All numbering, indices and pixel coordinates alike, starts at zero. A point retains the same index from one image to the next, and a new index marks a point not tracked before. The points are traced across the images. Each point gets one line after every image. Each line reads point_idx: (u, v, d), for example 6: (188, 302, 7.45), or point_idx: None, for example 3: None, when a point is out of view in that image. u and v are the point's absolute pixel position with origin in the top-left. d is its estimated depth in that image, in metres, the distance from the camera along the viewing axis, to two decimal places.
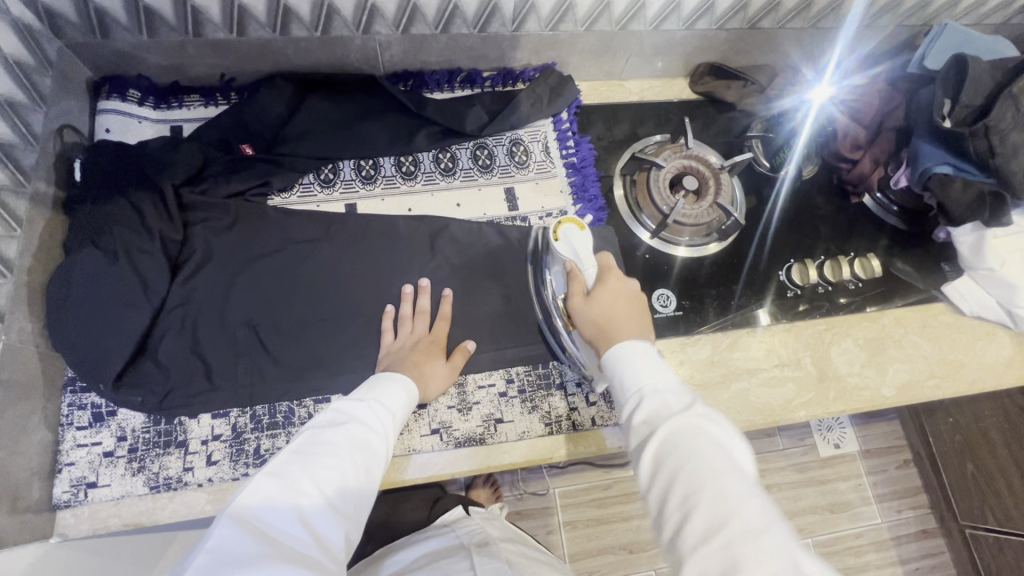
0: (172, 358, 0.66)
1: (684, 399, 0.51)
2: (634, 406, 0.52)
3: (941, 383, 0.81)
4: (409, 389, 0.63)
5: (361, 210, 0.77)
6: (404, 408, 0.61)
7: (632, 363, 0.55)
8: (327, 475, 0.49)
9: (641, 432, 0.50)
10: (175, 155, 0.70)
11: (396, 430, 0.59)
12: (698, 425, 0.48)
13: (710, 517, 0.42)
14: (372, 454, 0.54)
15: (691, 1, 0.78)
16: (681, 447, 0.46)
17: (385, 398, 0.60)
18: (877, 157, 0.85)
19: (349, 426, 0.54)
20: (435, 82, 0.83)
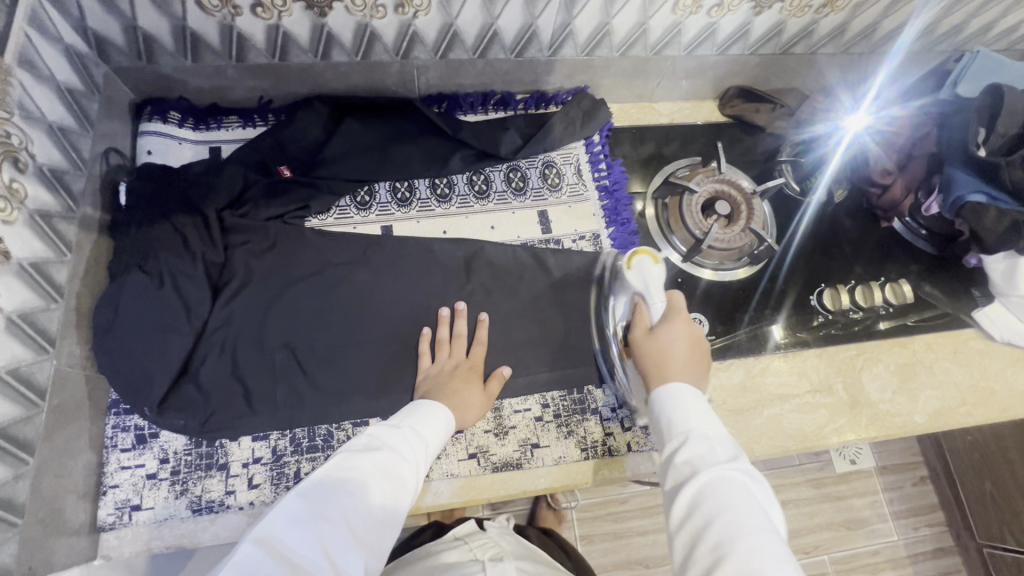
0: (213, 380, 0.66)
1: (732, 450, 0.51)
2: (677, 445, 0.52)
3: (972, 410, 0.81)
4: (444, 417, 0.63)
5: (397, 232, 0.78)
6: (439, 437, 0.62)
7: (685, 405, 0.55)
8: (353, 501, 0.49)
9: (679, 473, 0.50)
10: (216, 178, 0.71)
11: (429, 459, 0.59)
12: (743, 481, 0.47)
13: (741, 572, 0.42)
14: (400, 481, 0.53)
15: (727, 28, 0.79)
16: (722, 497, 0.46)
17: (420, 426, 0.60)
18: (909, 183, 0.85)
19: (381, 451, 0.54)
20: (469, 105, 0.84)
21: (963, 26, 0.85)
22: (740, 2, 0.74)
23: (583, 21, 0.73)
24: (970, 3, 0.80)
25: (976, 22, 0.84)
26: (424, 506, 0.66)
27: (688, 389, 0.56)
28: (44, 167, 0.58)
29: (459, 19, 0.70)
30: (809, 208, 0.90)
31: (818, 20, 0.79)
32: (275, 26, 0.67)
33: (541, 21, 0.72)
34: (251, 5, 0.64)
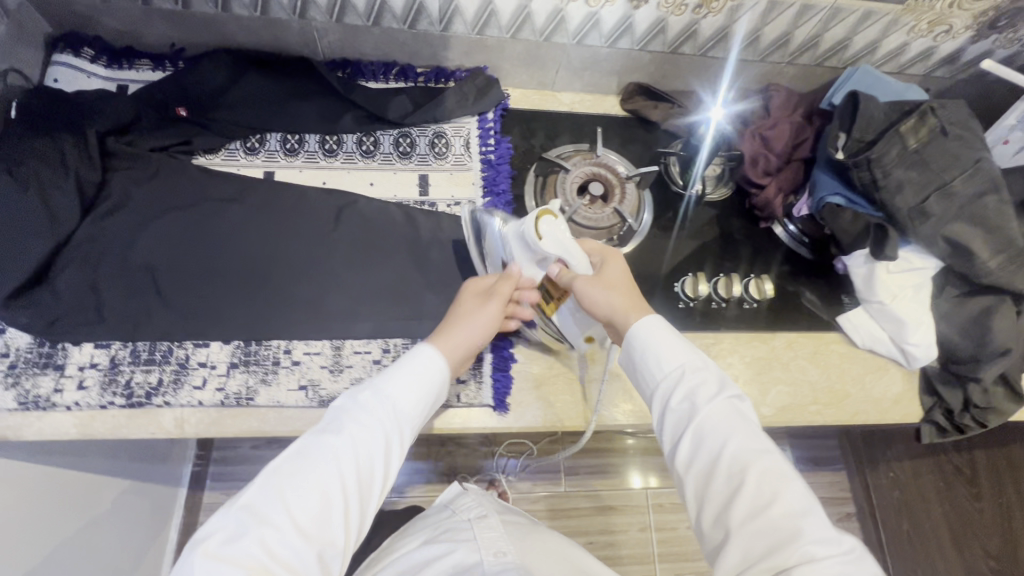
0: (67, 288, 0.70)
1: (721, 382, 0.60)
2: (675, 386, 0.61)
3: (823, 409, 0.82)
4: (433, 364, 0.64)
5: (278, 178, 0.82)
6: (426, 396, 0.63)
7: (669, 351, 0.62)
8: (297, 501, 0.53)
9: (681, 411, 0.60)
10: (107, 106, 0.76)
11: (408, 420, 0.61)
12: (737, 411, 0.58)
13: (757, 496, 0.53)
14: (360, 457, 0.57)
15: (609, 20, 0.83)
16: (724, 427, 0.57)
17: (383, 390, 0.61)
18: (782, 186, 0.88)
19: (330, 434, 0.57)
20: (371, 73, 0.89)
21: (846, 43, 0.89)
22: None
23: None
24: (847, 18, 0.84)
25: (858, 40, 0.88)
26: (248, 430, 0.68)
27: (658, 322, 0.64)
28: None
29: None
30: (690, 201, 0.92)
31: (699, 20, 0.84)
32: None
33: None
34: None
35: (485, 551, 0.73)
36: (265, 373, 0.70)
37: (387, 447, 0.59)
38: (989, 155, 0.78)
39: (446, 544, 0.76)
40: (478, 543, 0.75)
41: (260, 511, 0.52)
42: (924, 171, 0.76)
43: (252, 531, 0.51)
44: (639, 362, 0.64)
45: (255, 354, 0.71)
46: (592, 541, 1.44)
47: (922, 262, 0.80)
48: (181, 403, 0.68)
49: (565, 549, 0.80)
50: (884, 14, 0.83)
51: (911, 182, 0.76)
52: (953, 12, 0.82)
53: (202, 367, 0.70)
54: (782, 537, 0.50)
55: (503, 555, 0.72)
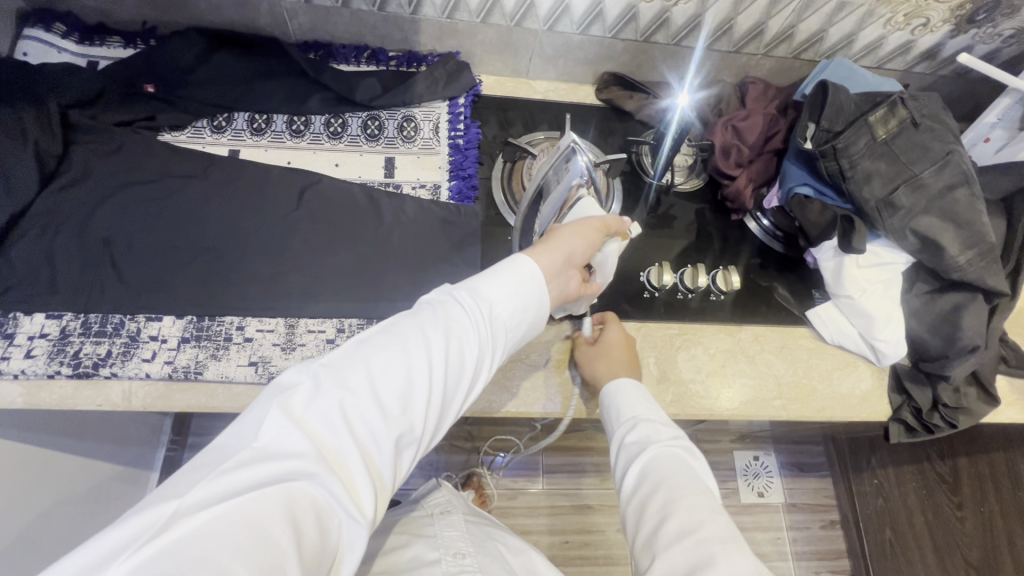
0: (22, 257, 0.70)
1: (674, 431, 0.62)
2: (629, 429, 0.63)
3: (787, 404, 0.79)
4: (536, 273, 0.58)
5: (243, 156, 0.82)
6: (525, 307, 0.57)
7: (627, 397, 0.66)
8: (382, 376, 0.47)
9: (630, 452, 0.61)
10: (71, 79, 0.76)
11: (500, 322, 0.55)
12: (684, 454, 0.59)
13: (684, 524, 0.52)
14: (452, 347, 0.51)
15: (580, 6, 0.83)
16: (667, 465, 0.57)
17: (485, 290, 0.55)
18: (752, 178, 0.87)
19: (425, 317, 0.52)
20: (342, 56, 0.89)
21: (821, 35, 0.88)
22: None
23: None
24: (821, 9, 0.83)
25: (833, 32, 0.87)
26: (195, 405, 0.68)
27: (628, 382, 0.68)
28: None
29: None
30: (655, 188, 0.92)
31: (670, 8, 0.83)
32: None
33: None
34: None
35: (440, 550, 0.67)
36: (217, 348, 0.70)
37: (481, 351, 0.53)
38: (962, 150, 0.76)
39: (401, 540, 0.71)
40: (435, 541, 0.70)
41: (341, 377, 0.46)
42: (893, 162, 0.75)
43: (332, 390, 0.45)
44: (605, 409, 0.68)
45: (207, 330, 0.71)
46: (569, 541, 1.42)
47: (892, 257, 0.78)
48: (128, 375, 0.67)
49: (528, 550, 0.75)
50: (858, 5, 0.82)
51: (880, 174, 0.75)
52: (929, 5, 0.81)
53: (153, 340, 0.69)
54: (700, 561, 0.49)
55: (462, 555, 0.66)
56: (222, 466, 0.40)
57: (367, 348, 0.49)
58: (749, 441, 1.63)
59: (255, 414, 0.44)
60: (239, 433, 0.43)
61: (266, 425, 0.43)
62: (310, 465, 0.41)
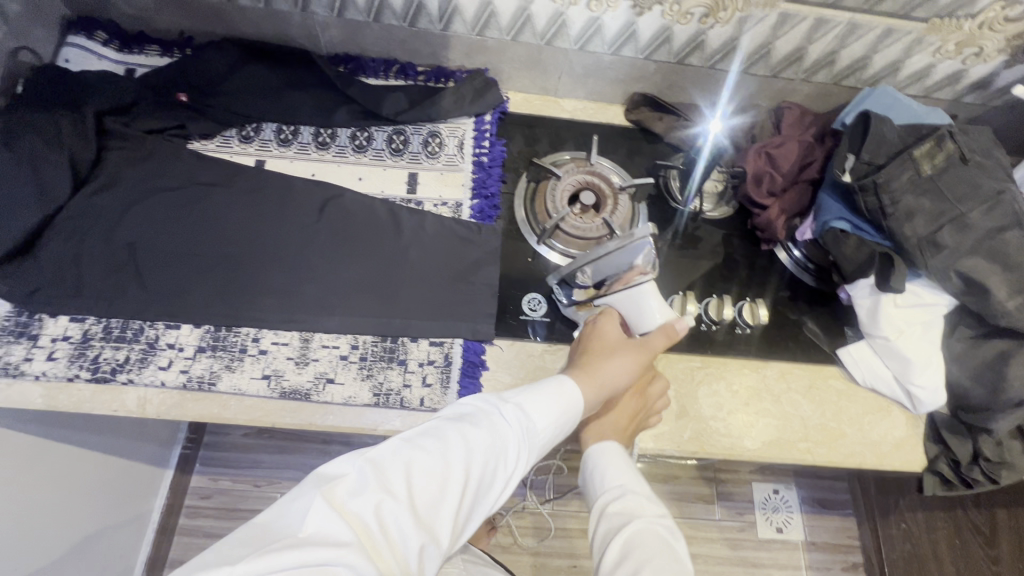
0: (51, 259, 0.71)
1: (658, 509, 0.62)
2: (611, 500, 0.63)
3: (813, 448, 0.75)
4: (569, 394, 0.61)
5: (268, 167, 0.83)
6: (560, 421, 0.59)
7: (612, 467, 0.67)
8: (422, 480, 0.49)
9: (614, 521, 0.61)
10: (109, 87, 0.78)
11: (535, 434, 0.57)
12: (664, 532, 0.59)
13: None
14: (486, 456, 0.53)
15: (612, 26, 0.81)
16: (650, 541, 0.58)
17: (529, 407, 0.58)
18: (786, 208, 0.83)
19: (466, 424, 0.54)
20: (371, 69, 0.89)
21: (864, 62, 0.84)
22: None
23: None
24: (865, 35, 0.79)
25: (877, 59, 0.84)
26: (207, 417, 0.68)
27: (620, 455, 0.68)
28: None
29: None
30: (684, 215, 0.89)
31: (705, 30, 0.81)
32: None
33: None
34: None
35: None
36: (232, 360, 0.70)
37: (512, 464, 0.55)
38: (1015, 189, 0.71)
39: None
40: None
41: (385, 473, 0.49)
42: (937, 200, 0.70)
43: (379, 487, 0.47)
44: (588, 473, 0.68)
45: (223, 340, 0.71)
46: (577, 565, 1.38)
47: (934, 298, 0.74)
48: (145, 382, 0.67)
49: None
50: (905, 33, 0.78)
51: (923, 211, 0.70)
52: (982, 33, 0.77)
53: (170, 348, 0.70)
54: None
55: None
56: (266, 546, 0.42)
57: (413, 446, 0.51)
58: (769, 473, 1.57)
59: (300, 496, 0.46)
60: (286, 510, 0.45)
61: (310, 511, 0.44)
62: (350, 555, 0.42)
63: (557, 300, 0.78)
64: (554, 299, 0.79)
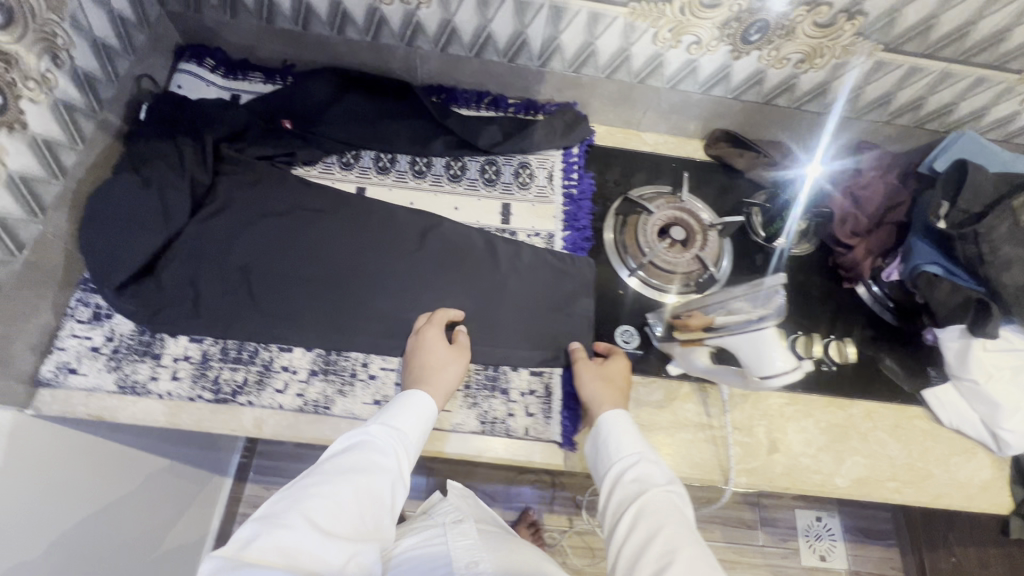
0: (172, 280, 0.74)
1: (668, 474, 0.63)
2: (627, 467, 0.64)
3: (901, 487, 0.77)
4: (423, 400, 0.67)
5: (369, 195, 0.85)
6: (413, 425, 0.65)
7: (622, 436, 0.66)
8: (315, 508, 0.54)
9: (628, 490, 0.62)
10: (224, 116, 0.81)
11: (409, 445, 0.63)
12: (674, 496, 0.60)
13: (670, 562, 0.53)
14: (371, 472, 0.59)
15: (708, 68, 0.84)
16: (665, 506, 0.59)
17: (392, 421, 0.64)
18: (872, 248, 0.85)
19: (345, 457, 0.60)
20: (463, 100, 0.91)
21: (950, 108, 0.86)
22: (718, 43, 0.79)
23: (569, 37, 0.80)
24: (957, 84, 0.81)
25: (964, 106, 0.85)
26: (323, 440, 0.70)
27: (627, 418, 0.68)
28: (80, 70, 0.68)
29: (456, 16, 0.79)
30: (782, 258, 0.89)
31: (799, 75, 0.83)
32: None
33: (530, 30, 0.80)
34: None
35: None
36: (344, 384, 0.72)
37: (397, 477, 0.61)
38: None
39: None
40: None
41: (282, 513, 0.53)
42: None
43: (271, 527, 0.51)
44: (599, 444, 0.67)
45: (334, 364, 0.73)
46: None
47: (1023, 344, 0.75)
48: (263, 404, 0.70)
49: None
50: (998, 83, 0.80)
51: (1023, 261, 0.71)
52: None
53: (285, 371, 0.72)
54: None
55: None
56: None
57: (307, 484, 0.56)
58: (812, 499, 1.57)
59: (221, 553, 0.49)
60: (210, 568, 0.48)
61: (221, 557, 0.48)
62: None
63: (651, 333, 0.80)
64: (648, 333, 0.81)
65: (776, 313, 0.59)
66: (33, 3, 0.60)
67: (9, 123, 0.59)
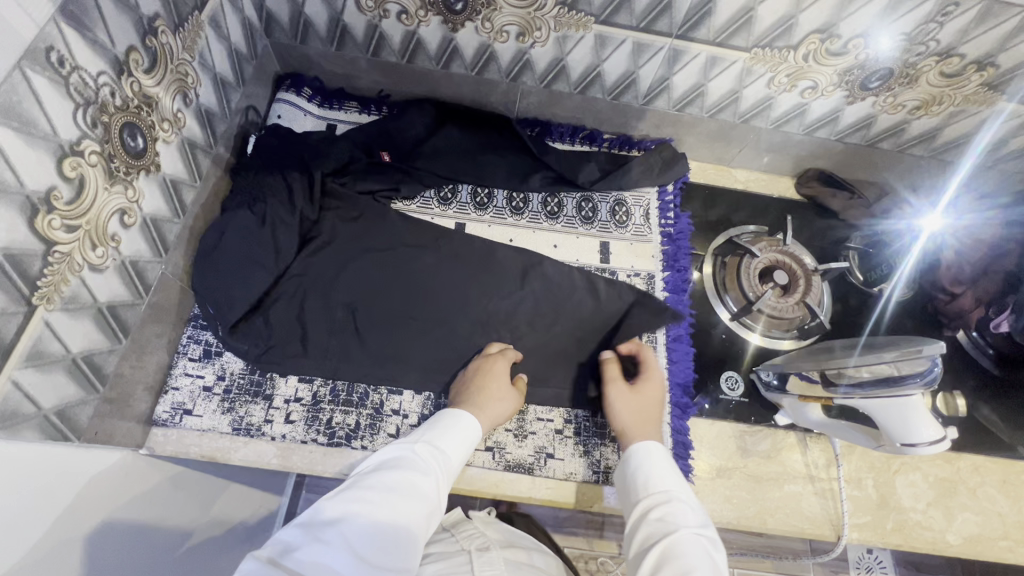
0: (279, 319, 0.73)
1: (701, 519, 0.58)
2: (659, 502, 0.59)
3: (1015, 547, 0.74)
4: (467, 421, 0.65)
5: (468, 230, 0.85)
6: (456, 448, 0.63)
7: (657, 467, 0.63)
8: (353, 525, 0.49)
9: (657, 526, 0.57)
10: (330, 149, 0.80)
11: (448, 467, 0.61)
12: (707, 542, 0.55)
13: None
14: (413, 492, 0.55)
15: (818, 111, 0.82)
16: (695, 550, 0.54)
17: (433, 442, 0.62)
18: (980, 297, 0.84)
19: (388, 471, 0.56)
20: (559, 134, 0.90)
21: None
22: (834, 89, 0.77)
23: (681, 78, 0.79)
24: None
25: None
26: None
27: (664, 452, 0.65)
28: (202, 107, 0.68)
29: (570, 55, 0.77)
30: (888, 305, 0.87)
31: (910, 120, 0.82)
32: (412, 33, 0.77)
33: (642, 70, 0.78)
34: (398, 12, 0.74)
35: None
36: None
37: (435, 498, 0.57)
38: None
39: None
40: None
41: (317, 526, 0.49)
42: None
43: (312, 539, 0.47)
44: (630, 472, 0.64)
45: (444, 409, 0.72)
46: None
47: None
48: (376, 449, 0.69)
49: None
50: None
51: None
52: None
53: (395, 415, 0.71)
54: None
55: None
56: None
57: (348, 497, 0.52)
58: None
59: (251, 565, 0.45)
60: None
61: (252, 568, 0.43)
62: None
63: (757, 381, 0.79)
64: (753, 379, 0.80)
65: (925, 381, 0.60)
66: (172, 44, 0.60)
67: (147, 166, 0.59)
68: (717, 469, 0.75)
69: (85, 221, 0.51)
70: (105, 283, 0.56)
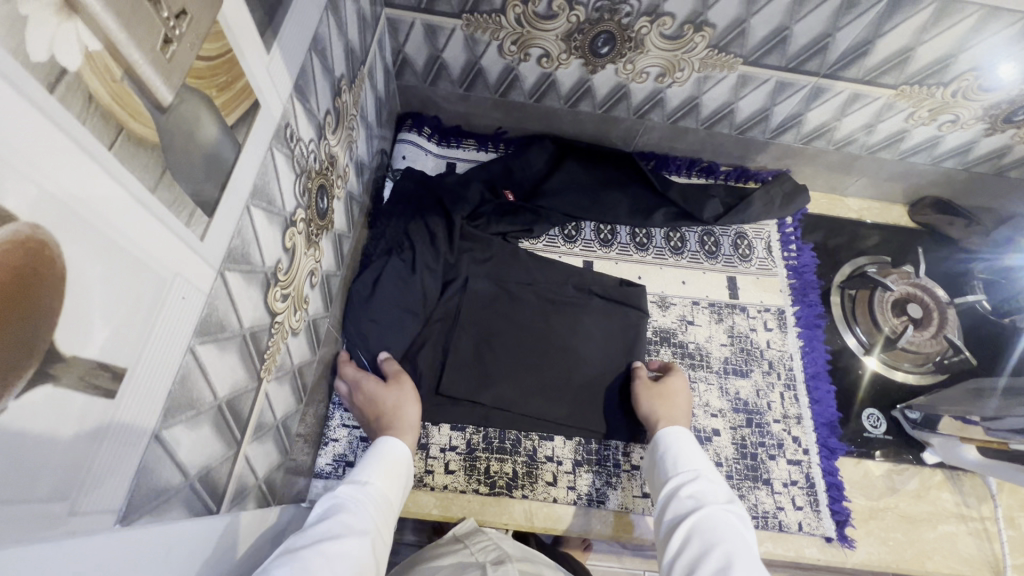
0: (428, 366, 0.72)
1: (731, 495, 0.55)
2: (686, 482, 0.56)
3: None
4: (402, 455, 0.58)
5: (596, 268, 0.84)
6: (389, 490, 0.54)
7: (687, 446, 0.60)
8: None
9: (684, 505, 0.54)
10: (462, 191, 0.80)
11: (386, 503, 0.53)
12: (737, 517, 0.52)
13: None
14: (361, 533, 0.47)
15: (951, 142, 0.82)
16: (723, 524, 0.50)
17: (368, 481, 0.53)
18: None
19: (326, 520, 0.46)
20: (675, 167, 0.90)
21: None
22: (975, 122, 0.77)
23: (816, 114, 0.79)
24: None
25: None
26: (592, 534, 0.67)
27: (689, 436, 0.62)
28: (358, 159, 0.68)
29: (706, 94, 0.77)
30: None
31: None
32: (547, 74, 0.77)
33: (778, 107, 0.78)
34: (540, 56, 0.74)
35: None
36: (610, 476, 0.70)
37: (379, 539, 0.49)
38: None
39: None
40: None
41: None
42: None
43: None
44: (657, 452, 0.62)
45: (598, 454, 0.71)
46: None
47: None
48: (537, 498, 0.68)
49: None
50: None
51: None
52: None
53: (550, 462, 0.70)
54: None
55: None
56: None
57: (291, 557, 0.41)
58: None
59: None
60: None
61: None
62: None
63: (900, 419, 0.79)
64: (894, 416, 0.79)
65: None
66: (347, 101, 0.60)
67: (327, 225, 0.59)
68: (869, 511, 0.73)
69: (293, 288, 0.51)
70: (298, 345, 0.56)
